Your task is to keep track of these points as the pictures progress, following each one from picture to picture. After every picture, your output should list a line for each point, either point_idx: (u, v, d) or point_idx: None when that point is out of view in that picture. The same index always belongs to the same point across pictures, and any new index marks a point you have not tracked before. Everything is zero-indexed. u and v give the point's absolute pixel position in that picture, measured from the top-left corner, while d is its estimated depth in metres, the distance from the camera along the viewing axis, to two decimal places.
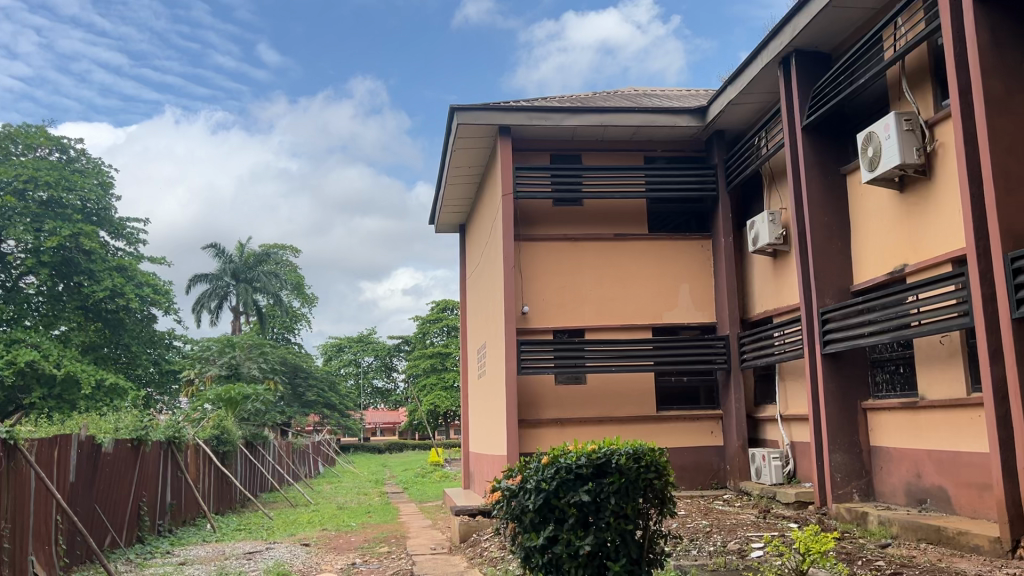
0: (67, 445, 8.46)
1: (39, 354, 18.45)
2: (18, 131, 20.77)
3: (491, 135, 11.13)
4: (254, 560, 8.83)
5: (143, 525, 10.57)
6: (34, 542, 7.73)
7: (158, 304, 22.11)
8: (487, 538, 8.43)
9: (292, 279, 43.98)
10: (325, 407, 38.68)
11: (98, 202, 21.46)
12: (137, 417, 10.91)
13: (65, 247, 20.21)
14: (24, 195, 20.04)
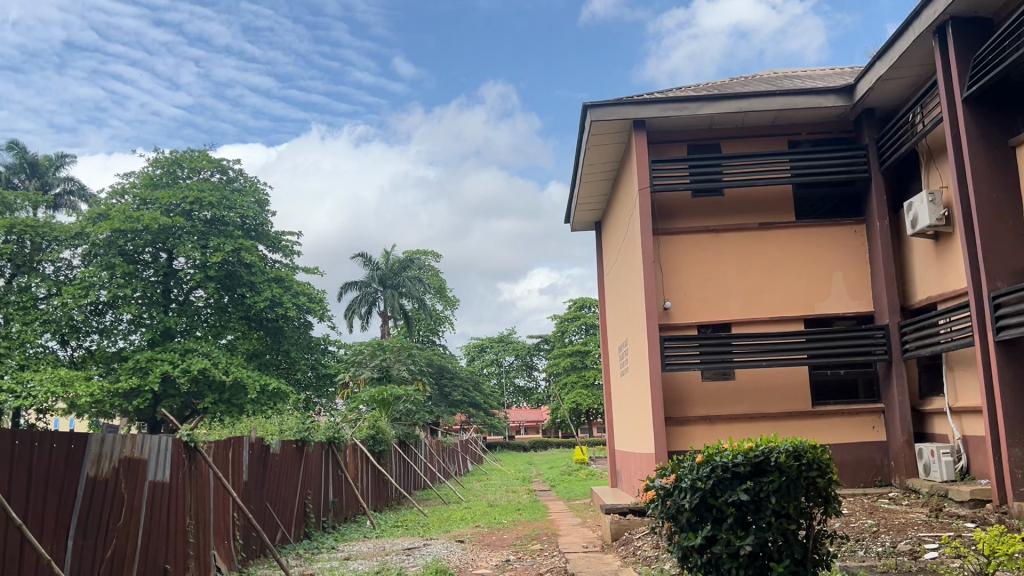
0: (239, 446, 9.06)
1: (210, 362, 19.83)
2: (183, 157, 22.43)
3: (626, 130, 11.03)
4: (413, 556, 9.14)
5: (309, 522, 11.18)
6: (215, 538, 8.34)
7: (313, 312, 23.28)
8: (639, 537, 8.37)
9: (434, 283, 45.26)
10: (471, 406, 39.54)
11: (255, 218, 22.88)
12: (300, 419, 11.56)
13: (229, 261, 21.66)
14: (191, 215, 21.62)
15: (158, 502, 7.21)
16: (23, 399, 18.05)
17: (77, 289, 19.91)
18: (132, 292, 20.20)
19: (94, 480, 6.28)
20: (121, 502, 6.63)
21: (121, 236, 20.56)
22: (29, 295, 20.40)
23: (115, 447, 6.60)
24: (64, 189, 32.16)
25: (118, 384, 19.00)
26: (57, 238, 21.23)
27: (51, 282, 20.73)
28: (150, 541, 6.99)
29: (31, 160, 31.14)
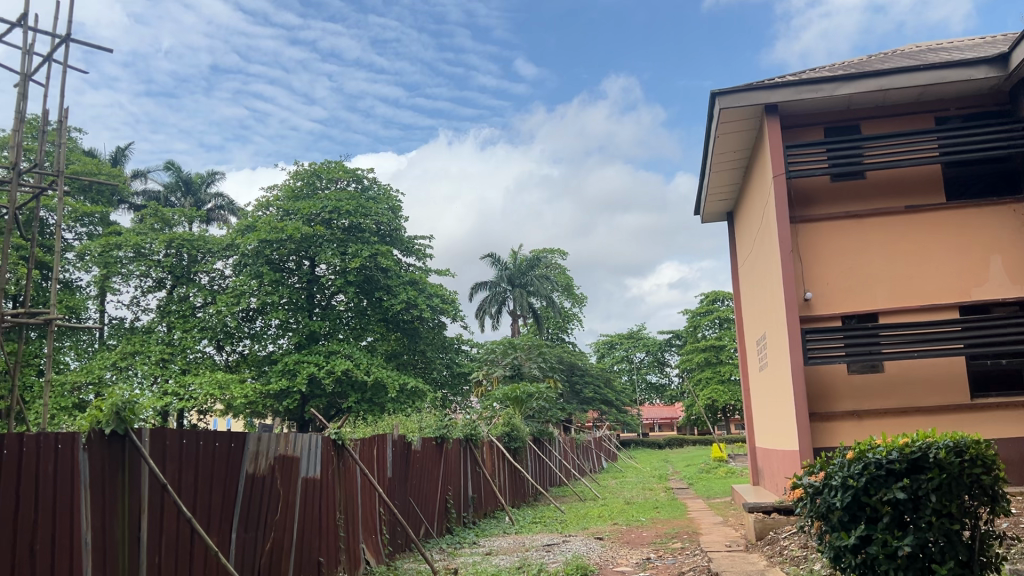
0: (383, 443, 9.41)
1: (352, 363, 20.64)
2: (322, 168, 23.41)
3: (758, 115, 10.69)
4: (554, 552, 9.19)
5: (451, 517, 11.48)
6: (364, 532, 8.70)
7: (447, 313, 23.80)
8: (785, 536, 8.11)
9: (563, 281, 45.33)
10: (603, 404, 39.41)
11: (389, 224, 23.60)
12: (438, 417, 11.88)
13: (367, 266, 22.46)
14: (331, 224, 22.59)
15: (311, 498, 7.60)
16: (186, 401, 19.42)
17: (230, 297, 21.22)
18: (279, 299, 21.33)
19: (253, 476, 6.68)
20: (278, 497, 7.02)
21: (267, 246, 21.78)
22: (187, 304, 21.90)
23: (271, 446, 6.99)
24: (215, 204, 34.39)
25: (269, 385, 20.14)
26: (210, 250, 22.69)
27: (206, 291, 22.17)
28: (304, 535, 7.37)
29: (185, 178, 33.48)
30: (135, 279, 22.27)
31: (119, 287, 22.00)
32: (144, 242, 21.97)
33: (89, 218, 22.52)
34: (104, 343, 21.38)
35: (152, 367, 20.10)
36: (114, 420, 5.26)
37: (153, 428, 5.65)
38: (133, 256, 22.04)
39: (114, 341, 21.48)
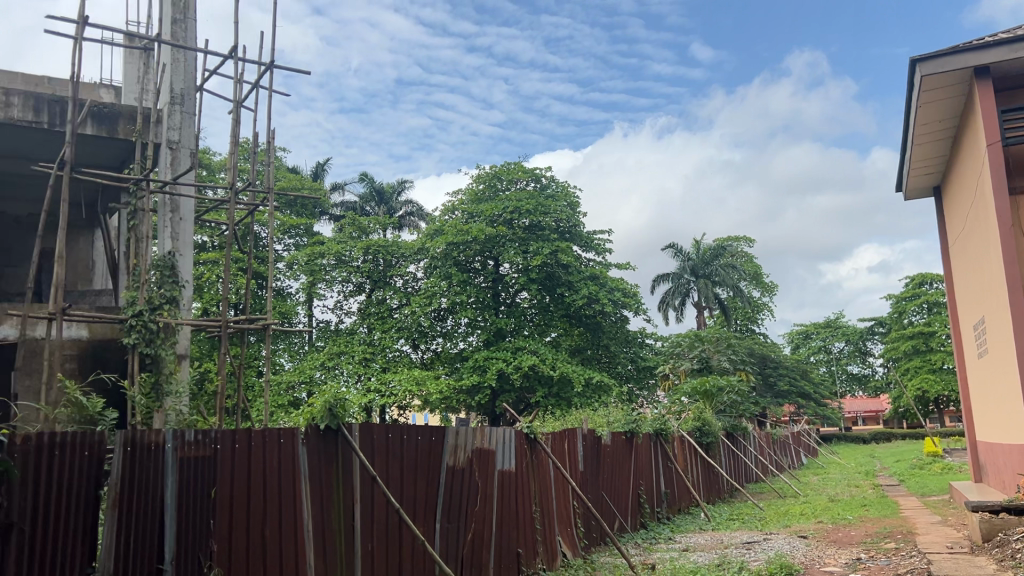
0: (574, 438, 9.47)
1: (538, 358, 20.98)
2: (501, 170, 23.89)
3: (965, 79, 9.78)
4: (754, 550, 8.90)
5: (644, 512, 11.40)
6: (559, 525, 8.82)
7: (630, 307, 23.52)
8: (1017, 539, 7.39)
9: (750, 270, 43.67)
10: (800, 397, 37.63)
11: (569, 221, 23.53)
12: (626, 412, 11.83)
13: (548, 263, 22.73)
14: (512, 224, 23.05)
15: (508, 492, 7.80)
16: (387, 398, 20.55)
17: (423, 298, 22.27)
18: (468, 298, 22.11)
19: (452, 468, 6.95)
20: (477, 489, 7.26)
21: (455, 248, 22.65)
22: (385, 306, 23.19)
23: (468, 439, 7.22)
24: (406, 211, 36.11)
25: (461, 381, 20.94)
26: (403, 254, 23.85)
27: (401, 293, 23.35)
28: (503, 528, 7.58)
29: (378, 188, 35.47)
30: (338, 284, 23.81)
31: (324, 293, 23.65)
32: (344, 250, 23.45)
33: (295, 230, 24.33)
34: (314, 344, 23.01)
35: (356, 366, 21.46)
36: (328, 416, 5.69)
37: (362, 424, 6.02)
38: (336, 264, 23.64)
39: (322, 343, 23.05)
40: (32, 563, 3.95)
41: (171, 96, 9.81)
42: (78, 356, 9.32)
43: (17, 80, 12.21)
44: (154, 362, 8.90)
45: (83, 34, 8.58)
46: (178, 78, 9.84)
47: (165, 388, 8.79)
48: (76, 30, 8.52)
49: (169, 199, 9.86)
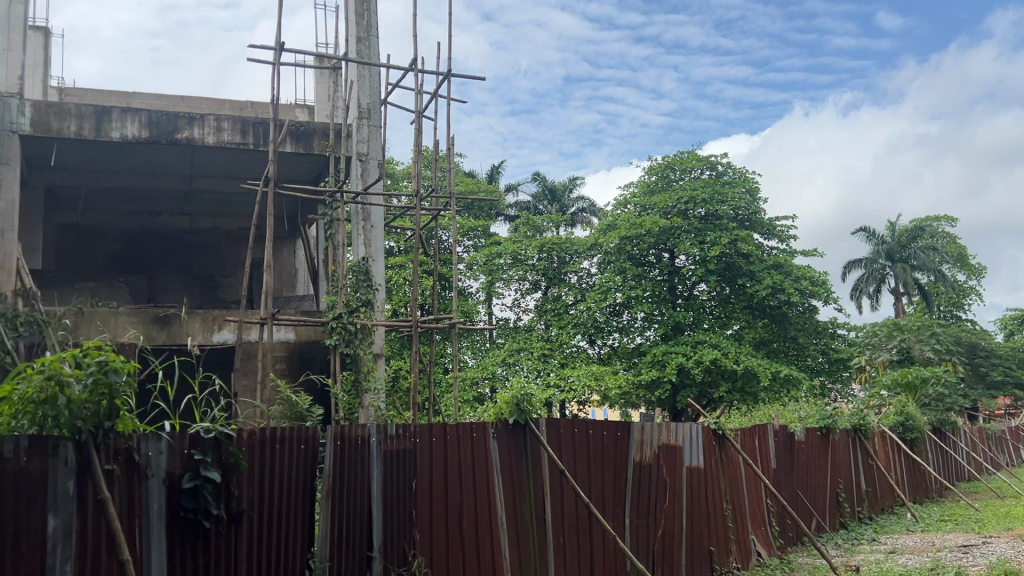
0: (765, 434, 9.12)
1: (720, 352, 20.48)
2: (675, 159, 23.37)
3: None
4: (972, 554, 8.21)
5: (844, 512, 10.84)
6: (752, 523, 8.56)
7: (818, 296, 22.32)
8: None
9: (954, 251, 40.25)
10: (1018, 388, 34.20)
11: (748, 208, 22.68)
12: (820, 407, 11.26)
13: (727, 253, 22.07)
14: (687, 215, 22.59)
15: (698, 488, 7.66)
16: (567, 393, 20.77)
17: (598, 294, 22.34)
18: (644, 292, 21.96)
19: (640, 464, 6.91)
20: (665, 486, 7.19)
21: (628, 242, 22.54)
22: (561, 303, 23.39)
23: (654, 435, 7.15)
24: (578, 207, 36.40)
25: (641, 376, 20.79)
26: (577, 250, 23.95)
27: (576, 290, 23.49)
28: (694, 525, 7.46)
29: (551, 187, 35.85)
30: (516, 283, 24.27)
31: (503, 291, 24.20)
32: (520, 248, 23.87)
33: (473, 231, 25.08)
34: (494, 341, 23.60)
35: (536, 362, 21.86)
36: (516, 411, 5.84)
37: (549, 419, 6.10)
38: (512, 263, 24.08)
39: (502, 340, 23.58)
40: (261, 547, 4.32)
41: (360, 111, 10.43)
42: (287, 357, 10.09)
43: (226, 106, 13.43)
44: (354, 361, 9.53)
45: (280, 59, 9.28)
46: (365, 94, 10.42)
47: (364, 386, 9.44)
48: (274, 56, 9.22)
49: (361, 209, 10.50)
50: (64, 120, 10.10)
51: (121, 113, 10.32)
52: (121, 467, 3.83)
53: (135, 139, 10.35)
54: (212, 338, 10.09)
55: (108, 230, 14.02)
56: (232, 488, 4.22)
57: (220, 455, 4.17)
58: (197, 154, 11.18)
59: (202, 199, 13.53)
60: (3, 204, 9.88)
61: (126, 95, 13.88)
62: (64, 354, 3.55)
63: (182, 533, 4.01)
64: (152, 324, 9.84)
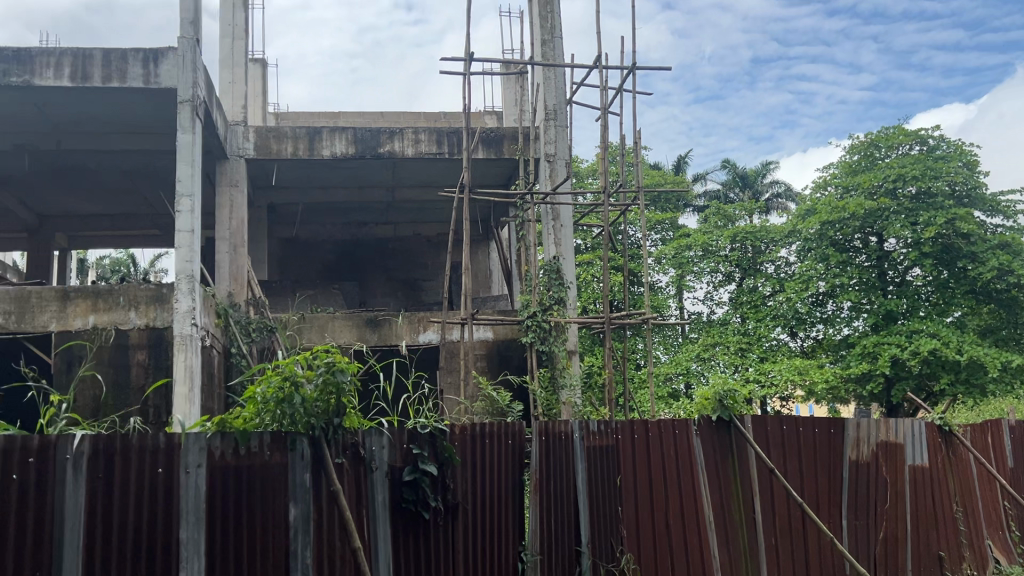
0: (999, 429, 8.32)
1: (939, 342, 18.90)
2: (879, 136, 21.73)
3: None
4: None
5: None
6: (988, 527, 7.87)
7: None
8: None
9: None
10: None
11: (966, 183, 20.71)
12: None
13: (944, 234, 20.30)
14: (896, 194, 20.98)
15: (923, 488, 7.12)
16: (768, 388, 20.07)
17: (799, 283, 21.35)
18: (850, 280, 20.79)
19: (856, 462, 6.51)
20: (886, 486, 6.74)
21: (830, 227, 21.33)
22: (758, 294, 22.50)
23: (872, 432, 6.69)
24: (772, 193, 34.94)
25: (850, 369, 19.63)
26: (773, 239, 22.92)
27: (774, 280, 22.48)
28: (920, 528, 6.97)
29: (741, 173, 34.58)
30: (707, 275, 23.69)
31: (694, 284, 23.69)
32: (711, 240, 23.27)
33: (661, 225, 24.72)
34: (688, 336, 23.15)
35: (733, 357, 21.27)
36: (719, 407, 5.70)
37: (755, 415, 5.88)
38: (703, 254, 23.52)
39: (696, 334, 23.09)
40: (477, 538, 4.50)
41: (546, 113, 10.52)
42: (487, 354, 10.46)
43: (421, 118, 14.08)
44: (550, 357, 9.75)
45: (470, 69, 9.59)
46: (551, 95, 10.48)
47: (561, 381, 9.61)
48: (465, 67, 9.55)
49: (550, 209, 10.63)
50: (282, 142, 11.05)
51: (330, 133, 11.08)
52: (349, 460, 4.12)
53: (343, 155, 11.08)
54: (418, 338, 10.57)
55: (321, 242, 15.15)
56: (447, 480, 4.42)
57: (435, 449, 4.39)
58: (398, 164, 11.81)
59: (402, 207, 14.27)
60: (235, 222, 10.89)
61: (332, 115, 14.90)
62: (297, 357, 3.92)
63: (405, 523, 4.26)
64: (365, 327, 10.49)
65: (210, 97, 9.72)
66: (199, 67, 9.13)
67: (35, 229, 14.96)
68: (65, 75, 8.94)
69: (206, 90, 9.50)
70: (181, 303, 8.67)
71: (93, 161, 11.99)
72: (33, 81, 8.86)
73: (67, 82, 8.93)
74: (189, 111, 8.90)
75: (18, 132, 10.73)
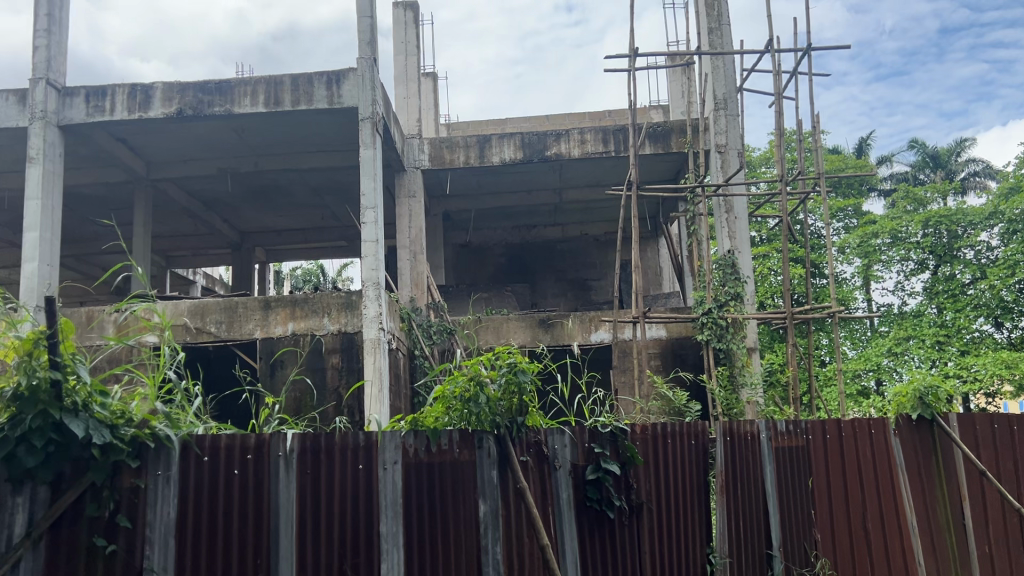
0: None
1: None
2: None
3: None
4: None
5: None
6: None
7: None
8: None
9: None
10: None
11: None
12: None
13: None
14: None
15: None
16: (972, 383, 18.50)
17: (1004, 269, 19.56)
18: None
19: None
20: None
21: None
22: (956, 282, 20.80)
23: None
24: (969, 171, 32.22)
25: None
26: (972, 221, 21.10)
27: (975, 266, 20.69)
28: None
29: (933, 153, 32.12)
30: (898, 264, 22.15)
31: (883, 274, 22.21)
32: (901, 226, 21.75)
33: (844, 212, 23.40)
34: (877, 329, 21.78)
35: (930, 351, 19.79)
36: (919, 406, 5.34)
37: (961, 415, 5.49)
38: (892, 242, 22.01)
39: (887, 328, 21.64)
40: (663, 538, 4.46)
41: (716, 102, 10.24)
42: (661, 353, 10.32)
43: (586, 118, 14.12)
44: (728, 356, 9.50)
45: (635, 65, 9.51)
46: (720, 84, 10.17)
47: (740, 381, 9.32)
48: (630, 63, 9.49)
49: (723, 201, 10.30)
50: (455, 152, 11.44)
51: (499, 139, 11.35)
52: (533, 458, 4.20)
53: (512, 159, 11.31)
54: (590, 338, 10.59)
55: (493, 246, 15.53)
56: (631, 480, 4.41)
57: (617, 448, 4.39)
58: (565, 166, 11.91)
59: (571, 208, 14.37)
60: (414, 230, 11.32)
61: (500, 122, 15.24)
62: (481, 358, 4.04)
63: (590, 522, 4.28)
64: (539, 327, 10.66)
65: (388, 112, 10.26)
66: (377, 85, 9.66)
67: (237, 245, 16.31)
68: (260, 101, 9.68)
69: (384, 107, 10.03)
70: (369, 309, 9.16)
71: (285, 180, 12.91)
72: (233, 110, 9.64)
73: (262, 108, 9.67)
74: (370, 127, 9.43)
75: (221, 157, 11.74)
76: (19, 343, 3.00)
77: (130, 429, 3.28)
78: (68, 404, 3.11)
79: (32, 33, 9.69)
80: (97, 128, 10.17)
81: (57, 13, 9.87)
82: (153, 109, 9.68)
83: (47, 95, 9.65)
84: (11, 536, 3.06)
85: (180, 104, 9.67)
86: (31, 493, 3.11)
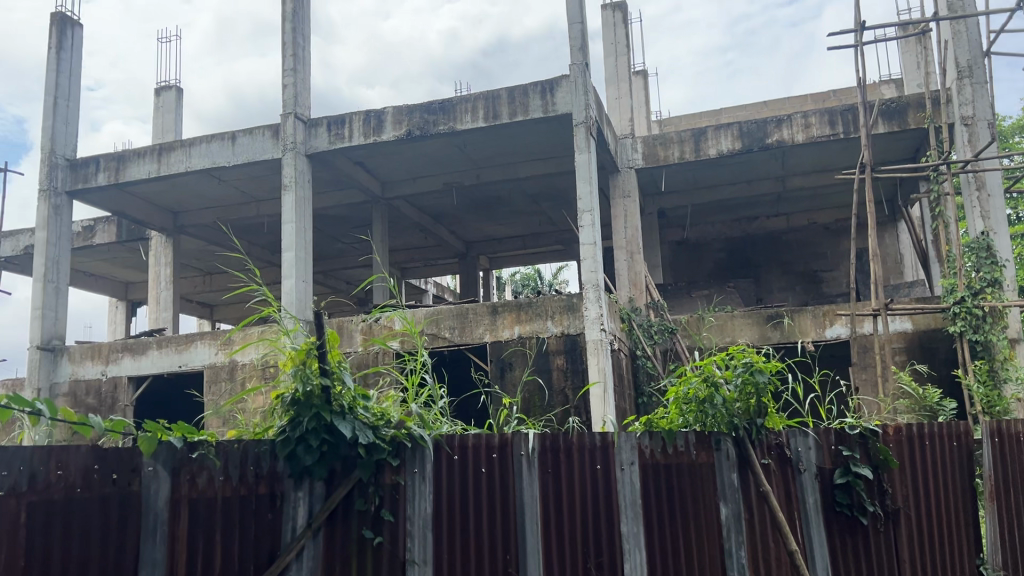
0: None
1: None
2: None
3: None
4: None
5: None
6: None
7: None
8: None
9: None
10: None
11: None
12: None
13: None
14: None
15: None
16: None
17: None
18: None
19: None
20: None
21: None
22: None
23: None
24: None
25: None
26: None
27: None
28: None
29: None
30: None
31: None
32: None
33: None
34: None
35: None
36: None
37: None
38: None
39: None
40: (925, 548, 4.12)
41: (959, 71, 9.36)
42: (907, 347, 9.56)
43: (808, 101, 13.41)
44: (986, 348, 8.67)
45: (861, 39, 8.93)
46: (963, 49, 9.32)
47: (1002, 375, 8.46)
48: (856, 38, 8.92)
49: (973, 177, 9.31)
50: (669, 148, 11.30)
51: (715, 131, 11.07)
52: (775, 461, 4.05)
53: (730, 151, 10.97)
54: (825, 334, 10.03)
55: (711, 241, 15.19)
56: (885, 484, 4.12)
57: (868, 451, 4.13)
58: (788, 152, 11.38)
59: (796, 196, 13.71)
60: (631, 230, 11.31)
61: (715, 113, 14.86)
62: (715, 358, 4.02)
63: (841, 527, 4.05)
64: (767, 324, 10.26)
65: (601, 115, 10.34)
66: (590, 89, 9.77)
67: (463, 254, 17.13)
68: (479, 117, 10.10)
69: (597, 110, 10.12)
70: (590, 311, 9.29)
71: (505, 189, 13.39)
72: (456, 127, 10.15)
73: (482, 123, 10.08)
74: (584, 132, 9.56)
75: (446, 172, 12.39)
76: (295, 353, 3.40)
77: (390, 429, 3.56)
78: (337, 407, 3.45)
79: (281, 73, 10.79)
80: (339, 154, 11.10)
81: (301, 52, 10.92)
82: (386, 133, 10.41)
83: (296, 127, 10.69)
84: (295, 527, 3.41)
85: (409, 125, 10.32)
86: (309, 488, 3.46)
